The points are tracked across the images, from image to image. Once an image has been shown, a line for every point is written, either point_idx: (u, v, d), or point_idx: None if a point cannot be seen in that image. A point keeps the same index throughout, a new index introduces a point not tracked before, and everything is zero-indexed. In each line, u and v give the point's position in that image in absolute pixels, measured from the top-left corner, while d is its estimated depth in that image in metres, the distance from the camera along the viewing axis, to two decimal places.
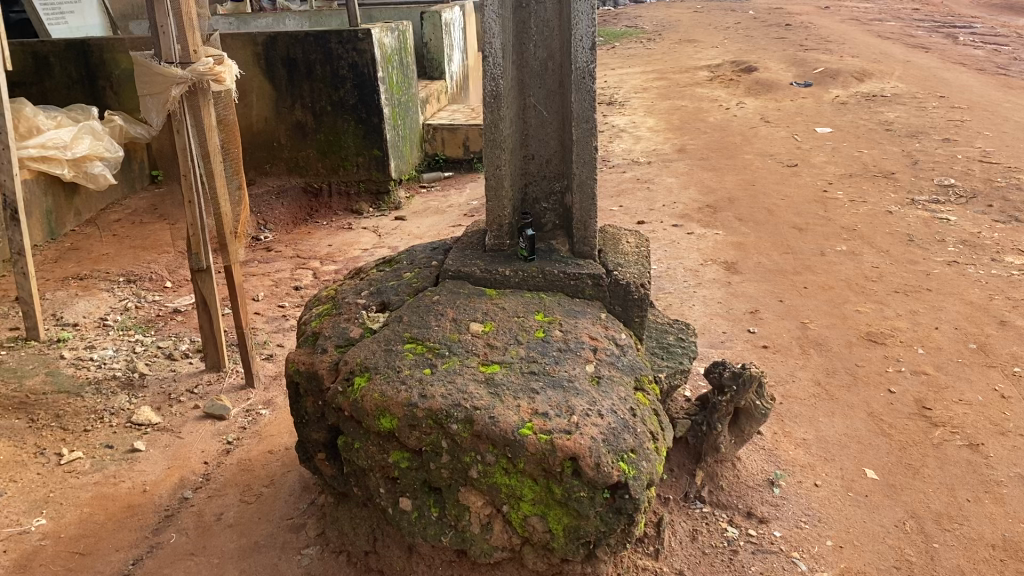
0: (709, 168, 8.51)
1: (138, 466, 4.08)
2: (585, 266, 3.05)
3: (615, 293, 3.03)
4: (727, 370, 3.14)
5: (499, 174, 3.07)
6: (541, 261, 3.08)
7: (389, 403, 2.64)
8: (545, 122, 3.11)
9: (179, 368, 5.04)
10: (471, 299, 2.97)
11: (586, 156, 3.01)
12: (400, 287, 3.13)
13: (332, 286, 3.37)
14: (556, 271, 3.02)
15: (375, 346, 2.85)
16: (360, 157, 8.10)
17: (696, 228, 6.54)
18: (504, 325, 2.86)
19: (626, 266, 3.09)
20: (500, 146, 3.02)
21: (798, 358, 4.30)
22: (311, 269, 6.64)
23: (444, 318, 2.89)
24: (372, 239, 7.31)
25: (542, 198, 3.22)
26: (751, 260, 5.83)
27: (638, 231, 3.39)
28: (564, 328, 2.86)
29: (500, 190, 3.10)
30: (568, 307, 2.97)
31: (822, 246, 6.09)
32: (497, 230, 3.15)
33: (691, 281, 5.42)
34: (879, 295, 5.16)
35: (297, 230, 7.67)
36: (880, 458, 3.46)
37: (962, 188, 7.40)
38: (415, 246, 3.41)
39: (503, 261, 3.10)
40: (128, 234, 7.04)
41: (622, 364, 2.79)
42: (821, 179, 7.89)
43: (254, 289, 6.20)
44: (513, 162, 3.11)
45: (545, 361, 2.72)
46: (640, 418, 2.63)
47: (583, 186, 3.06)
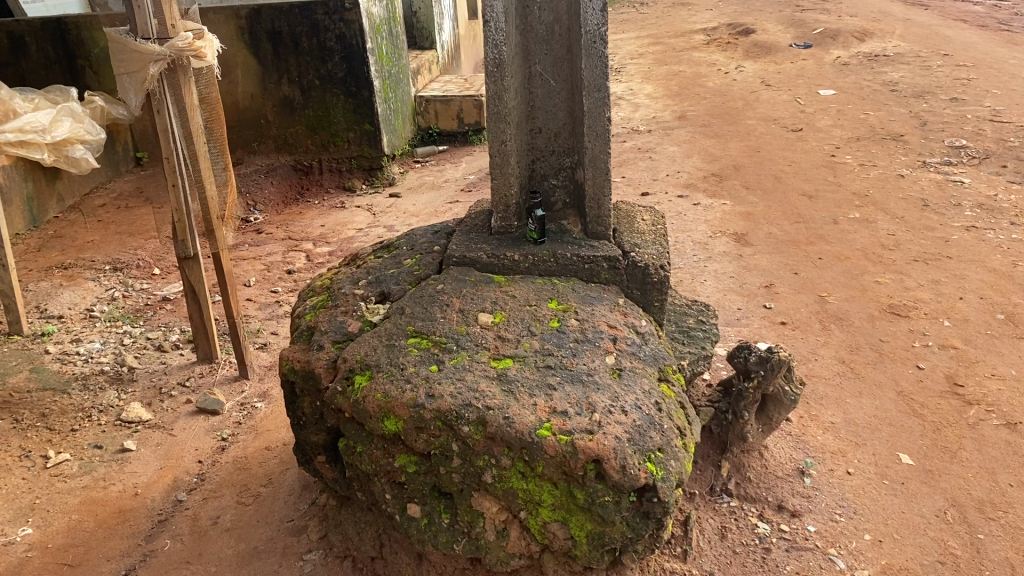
0: (711, 135, 8.26)
1: (129, 467, 3.87)
2: (600, 249, 2.83)
3: (632, 276, 2.81)
4: (754, 354, 2.93)
5: (504, 150, 2.84)
6: (552, 243, 2.86)
7: (393, 404, 2.43)
8: (552, 92, 2.87)
9: (170, 360, 4.82)
10: (478, 287, 2.75)
11: (599, 128, 2.78)
12: (400, 275, 2.90)
13: (327, 276, 3.16)
14: (569, 254, 2.80)
15: (376, 341, 2.64)
16: (351, 132, 7.83)
17: (702, 198, 6.31)
18: (516, 315, 2.65)
19: (643, 247, 2.87)
20: (505, 120, 2.78)
21: (819, 334, 4.09)
22: (304, 252, 6.40)
23: (450, 309, 2.67)
24: (366, 218, 7.07)
25: (551, 175, 2.99)
26: (762, 231, 5.60)
27: (652, 207, 3.17)
28: (580, 316, 2.65)
29: (507, 168, 2.86)
30: (583, 293, 2.75)
31: (834, 214, 5.87)
32: (503, 211, 2.92)
33: (701, 255, 5.20)
34: (898, 264, 4.95)
35: (288, 210, 7.42)
36: (915, 441, 3.27)
37: (975, 149, 7.16)
38: (415, 229, 3.19)
39: (510, 244, 2.88)
40: (113, 220, 6.79)
41: (645, 354, 2.58)
42: (828, 144, 7.64)
43: (246, 275, 5.97)
44: (519, 137, 2.88)
45: (561, 353, 2.51)
46: (666, 413, 2.42)
47: (596, 160, 2.83)
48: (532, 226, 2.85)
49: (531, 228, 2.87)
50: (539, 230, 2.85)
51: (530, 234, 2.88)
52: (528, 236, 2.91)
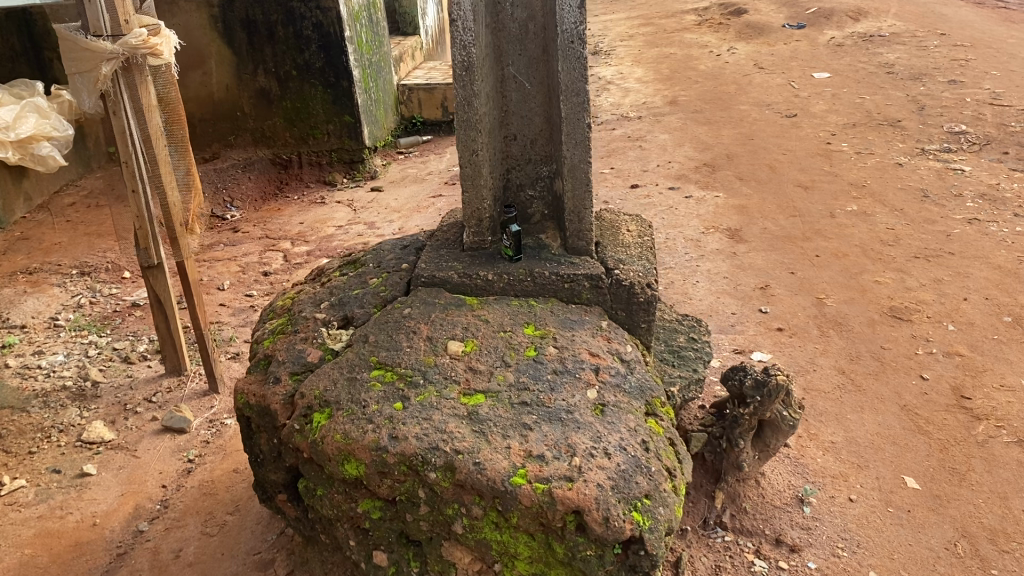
0: (703, 121, 8.01)
1: (88, 494, 3.65)
2: (581, 266, 2.61)
3: (615, 297, 2.59)
4: (749, 377, 2.72)
5: (475, 161, 2.60)
6: (529, 261, 2.63)
7: (353, 447, 2.20)
8: (527, 97, 2.63)
9: (137, 372, 4.59)
10: (448, 312, 2.52)
11: (579, 136, 2.54)
12: (364, 296, 2.68)
13: (288, 295, 2.93)
14: (547, 273, 2.58)
15: (337, 373, 2.41)
16: (331, 124, 7.57)
17: (694, 191, 6.08)
18: (489, 344, 2.42)
19: (628, 263, 2.64)
20: (475, 128, 2.55)
21: (818, 341, 3.88)
22: (281, 251, 6.16)
23: (417, 337, 2.44)
24: (346, 215, 6.83)
25: (527, 185, 2.75)
26: (756, 226, 5.38)
27: (638, 216, 2.95)
28: (559, 344, 2.42)
29: (479, 180, 2.63)
30: (563, 316, 2.53)
31: (831, 206, 5.65)
32: (476, 226, 2.69)
33: (693, 253, 4.98)
34: (898, 262, 4.73)
35: (266, 207, 7.17)
36: (921, 462, 3.06)
37: (974, 135, 6.93)
38: (384, 243, 2.96)
39: (484, 263, 2.65)
40: (83, 220, 6.54)
41: (630, 385, 2.35)
42: (823, 130, 7.40)
43: (220, 278, 5.74)
44: (492, 145, 2.64)
45: (537, 387, 2.28)
46: (653, 454, 2.20)
47: (576, 171, 2.60)
48: (507, 242, 2.63)
49: (506, 245, 2.64)
50: (515, 248, 2.62)
51: (506, 251, 2.65)
52: (503, 254, 2.68)
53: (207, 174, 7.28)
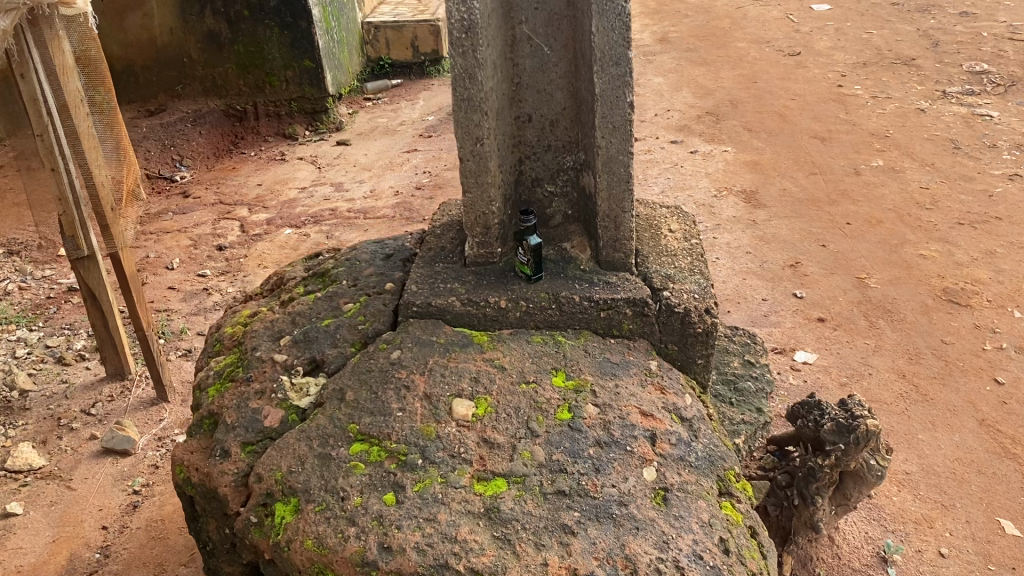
0: (698, 61, 7.35)
1: (13, 542, 3.05)
2: (621, 287, 2.01)
3: (665, 328, 2.00)
4: (828, 419, 2.17)
5: (480, 152, 1.97)
6: (553, 281, 2.03)
7: (330, 559, 1.60)
8: (545, 64, 1.98)
9: (72, 377, 3.94)
10: (450, 356, 1.92)
11: (618, 119, 1.91)
12: (337, 330, 2.07)
13: (240, 322, 2.33)
14: (576, 299, 1.98)
15: (306, 446, 1.81)
16: (289, 70, 6.80)
17: (699, 144, 5.47)
18: (507, 403, 1.83)
19: (679, 281, 2.05)
20: (479, 109, 1.91)
21: (868, 336, 3.34)
22: (238, 220, 5.48)
23: (411, 394, 1.84)
24: (310, 174, 6.14)
25: (546, 180, 2.13)
26: (774, 187, 4.79)
27: (681, 212, 2.35)
28: (600, 402, 1.83)
29: (485, 177, 2.00)
30: (601, 358, 1.94)
31: (854, 161, 5.07)
32: (482, 235, 2.07)
33: (708, 222, 4.40)
34: (941, 230, 4.18)
35: (220, 165, 6.44)
36: (1016, 500, 2.55)
37: (998, 74, 6.33)
38: (360, 252, 2.34)
39: (494, 283, 2.05)
40: (12, 187, 5.77)
41: (696, 458, 1.78)
42: (832, 71, 6.77)
43: (168, 255, 5.06)
44: (501, 129, 2.01)
45: (577, 468, 1.70)
46: (738, 559, 1.63)
47: (612, 164, 1.97)
48: (524, 258, 2.02)
49: (522, 260, 2.04)
50: (535, 264, 2.02)
51: (521, 267, 2.05)
52: (516, 270, 2.08)
53: (151, 129, 6.46)
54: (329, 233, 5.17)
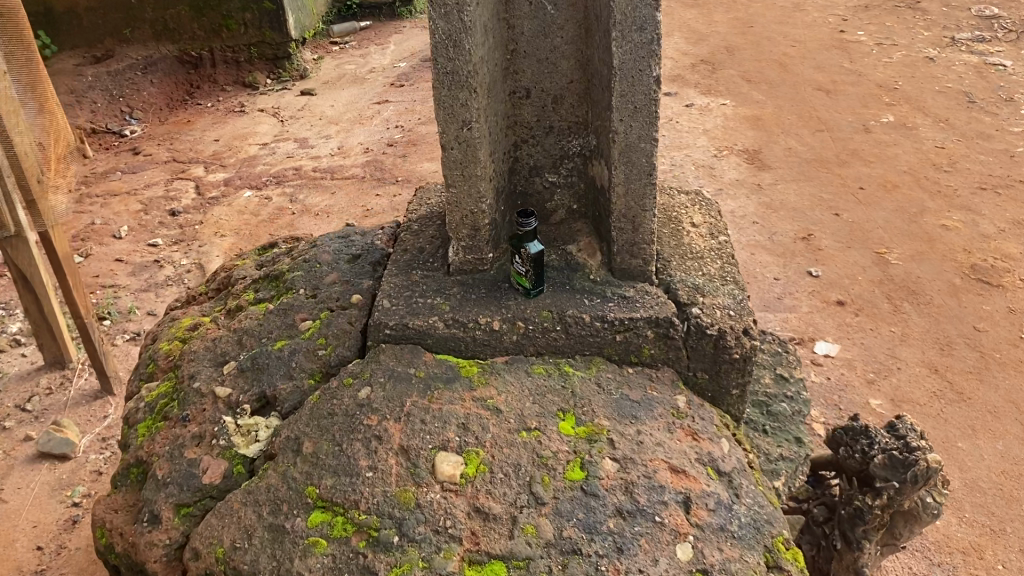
0: (689, 3, 6.88)
1: None
2: (639, 304, 1.64)
3: (694, 354, 1.64)
4: (878, 451, 1.85)
5: (467, 138, 1.58)
6: (558, 296, 1.66)
7: None
8: (548, 25, 1.58)
9: (6, 367, 3.53)
10: (432, 394, 1.55)
11: (641, 97, 1.52)
12: (292, 355, 1.69)
13: (179, 336, 1.94)
14: (587, 320, 1.62)
15: (254, 516, 1.44)
16: (247, 13, 6.33)
17: (695, 96, 5.06)
18: (504, 459, 1.46)
19: (710, 293, 1.68)
20: (466, 85, 1.52)
21: (893, 322, 3.01)
22: (194, 181, 5.02)
23: (384, 448, 1.47)
24: (272, 128, 5.67)
25: (547, 168, 1.74)
26: (777, 146, 4.42)
27: (704, 203, 1.99)
28: (619, 455, 1.47)
29: (474, 168, 1.61)
30: (618, 395, 1.58)
31: (862, 116, 4.70)
32: (470, 239, 1.69)
33: (709, 186, 4.03)
34: (962, 196, 3.85)
35: (175, 118, 5.94)
36: None
37: (1010, 19, 5.92)
38: (321, 252, 1.94)
39: (484, 300, 1.67)
40: None
41: (740, 528, 1.42)
42: (832, 15, 6.35)
43: (116, 221, 4.61)
44: (492, 109, 1.61)
45: (594, 548, 1.34)
46: None
47: (632, 153, 1.58)
48: (521, 267, 1.64)
49: (519, 270, 1.65)
50: (535, 275, 1.63)
51: (518, 279, 1.67)
52: (512, 280, 1.69)
53: (98, 77, 5.92)
54: (293, 196, 4.73)
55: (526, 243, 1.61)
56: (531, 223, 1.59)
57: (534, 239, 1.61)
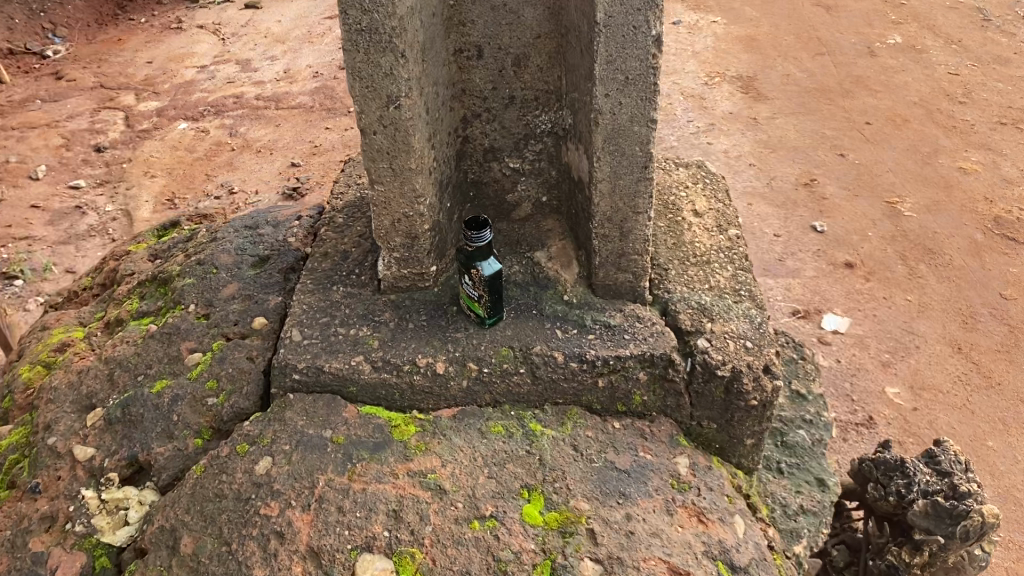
0: None
1: None
2: (629, 336, 1.26)
3: (698, 399, 1.27)
4: (917, 493, 1.50)
5: (395, 119, 1.15)
6: (522, 325, 1.27)
7: None
8: None
9: None
10: (353, 470, 1.15)
11: (635, 63, 1.10)
12: (173, 403, 1.28)
13: (42, 357, 1.52)
14: (560, 360, 1.23)
15: None
16: None
17: (681, 13, 4.56)
18: (448, 565, 1.06)
19: (719, 316, 1.31)
20: (390, 47, 1.08)
21: (908, 288, 2.67)
22: (123, 110, 4.49)
23: (284, 551, 1.07)
24: (212, 47, 5.10)
25: (507, 151, 1.31)
26: (774, 72, 3.96)
27: (707, 185, 1.60)
28: (603, 553, 1.08)
29: (406, 158, 1.18)
30: (601, 464, 1.19)
31: (867, 37, 4.24)
32: (405, 250, 1.28)
33: (699, 121, 3.59)
34: (980, 132, 3.47)
35: (103, 36, 5.33)
36: None
37: None
38: (219, 249, 1.51)
39: (425, 331, 1.27)
40: None
41: None
42: None
43: (34, 159, 4.09)
44: (431, 76, 1.18)
45: None
46: None
47: (621, 137, 1.16)
48: (473, 289, 1.23)
49: (471, 293, 1.24)
50: (492, 299, 1.23)
51: (468, 301, 1.26)
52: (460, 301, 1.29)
53: None
54: (233, 128, 4.21)
55: (480, 262, 1.19)
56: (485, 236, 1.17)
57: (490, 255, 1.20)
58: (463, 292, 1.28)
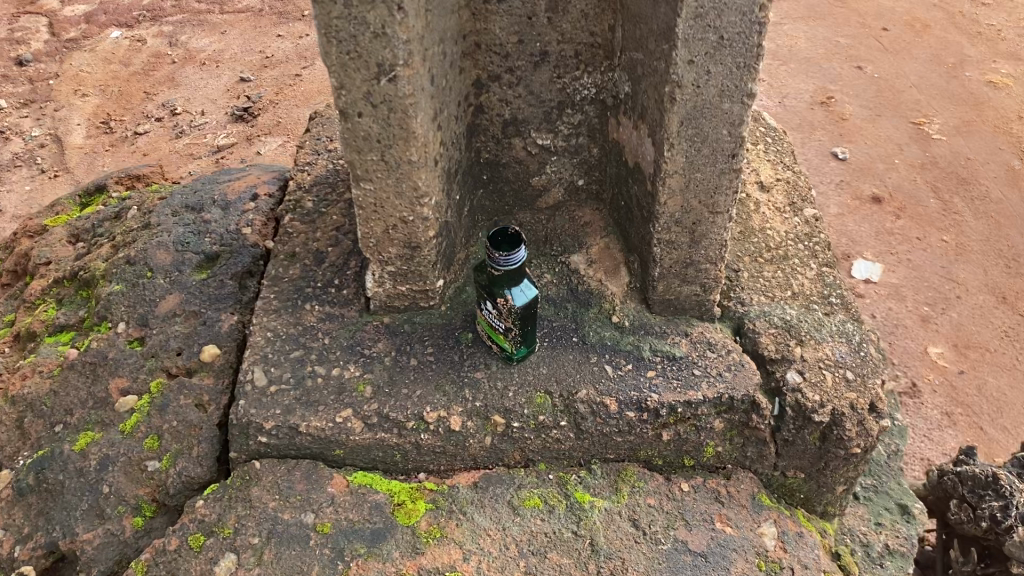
0: None
1: None
2: (700, 372, 0.96)
3: (786, 448, 0.99)
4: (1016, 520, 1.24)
5: (388, 95, 0.81)
6: (560, 361, 0.96)
7: None
8: None
9: None
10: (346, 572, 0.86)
11: (734, 17, 0.76)
12: (100, 467, 0.97)
13: None
14: (615, 409, 0.94)
15: None
16: None
17: None
18: None
19: (810, 336, 1.02)
20: None
21: (943, 225, 2.40)
22: (45, 15, 3.95)
23: None
24: None
25: (535, 124, 0.98)
26: None
27: (770, 149, 1.29)
28: None
29: (404, 146, 0.85)
30: (672, 548, 0.90)
31: None
32: (403, 262, 0.96)
33: None
34: (1008, 39, 3.15)
35: None
36: None
37: None
38: (152, 241, 1.17)
39: (432, 370, 0.96)
40: None
41: None
42: None
43: None
44: (436, 30, 0.83)
45: None
46: None
47: (705, 115, 0.83)
48: (498, 319, 0.92)
49: (493, 323, 0.94)
50: (524, 331, 0.92)
51: (488, 330, 0.96)
52: (478, 328, 0.98)
53: None
54: (173, 37, 3.71)
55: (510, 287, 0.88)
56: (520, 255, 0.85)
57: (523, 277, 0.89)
58: (481, 317, 0.97)
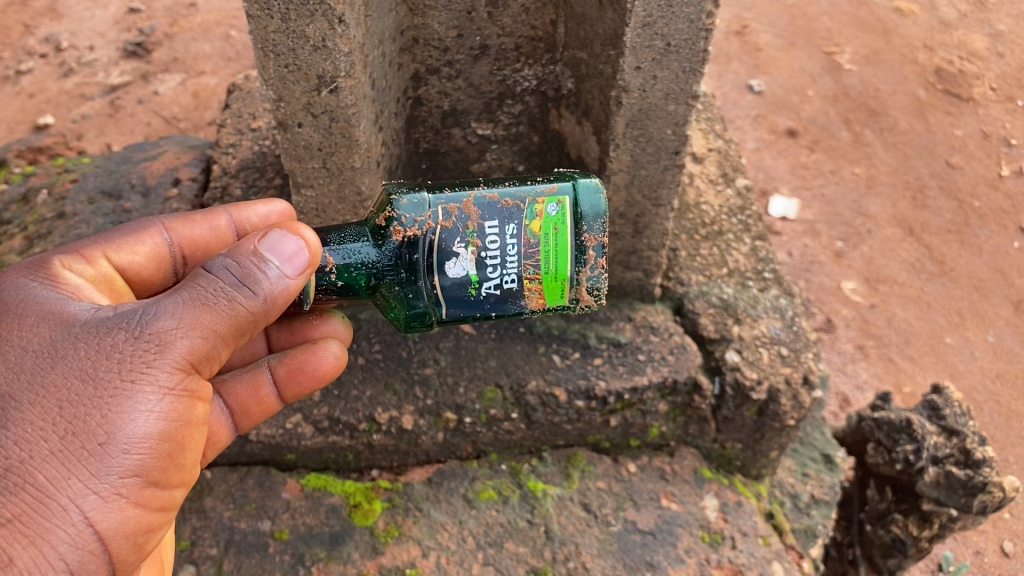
0: None
1: None
2: (644, 357, 0.99)
3: (726, 424, 1.02)
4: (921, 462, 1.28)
5: (327, 107, 0.79)
6: (509, 353, 0.98)
7: None
8: None
9: None
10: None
11: (682, 24, 0.76)
12: None
13: None
14: (565, 400, 0.96)
15: None
16: None
17: None
18: None
19: (747, 314, 1.04)
20: (321, 9, 0.71)
21: (854, 157, 2.47)
22: None
23: None
24: None
25: (475, 115, 0.96)
26: None
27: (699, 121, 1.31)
28: None
29: (348, 155, 0.83)
30: (623, 532, 0.94)
31: None
32: None
33: None
34: None
35: None
36: None
37: None
38: (70, 235, 1.12)
39: (380, 368, 0.96)
40: None
41: None
42: None
43: None
44: (375, 35, 0.80)
45: None
46: None
47: (650, 115, 0.83)
48: (454, 239, 0.66)
49: (485, 251, 0.67)
50: (454, 195, 0.68)
51: (547, 278, 0.68)
52: (559, 295, 0.69)
53: None
54: None
55: (379, 263, 0.68)
56: (332, 247, 0.68)
57: (364, 240, 0.69)
58: (532, 306, 0.70)
